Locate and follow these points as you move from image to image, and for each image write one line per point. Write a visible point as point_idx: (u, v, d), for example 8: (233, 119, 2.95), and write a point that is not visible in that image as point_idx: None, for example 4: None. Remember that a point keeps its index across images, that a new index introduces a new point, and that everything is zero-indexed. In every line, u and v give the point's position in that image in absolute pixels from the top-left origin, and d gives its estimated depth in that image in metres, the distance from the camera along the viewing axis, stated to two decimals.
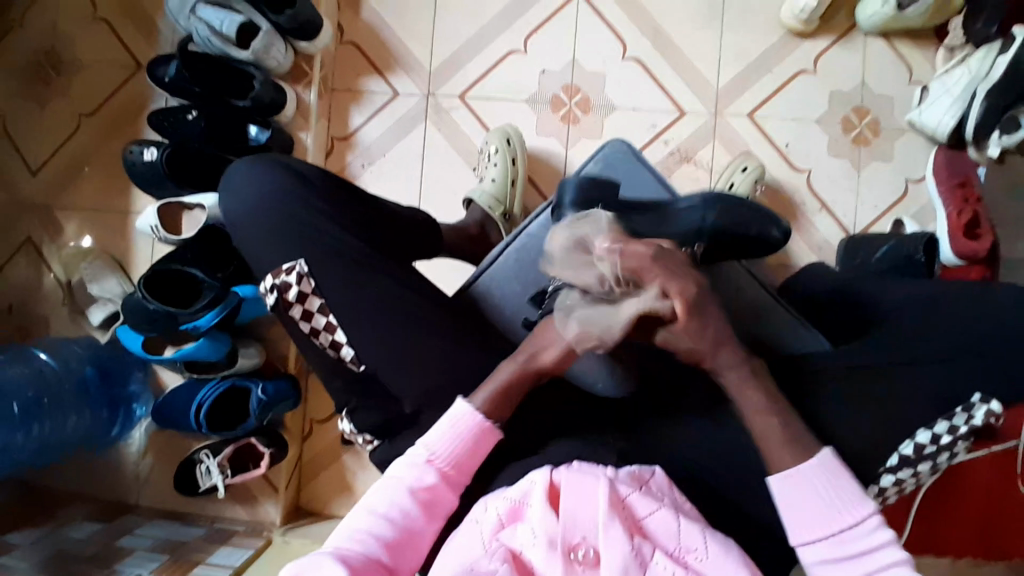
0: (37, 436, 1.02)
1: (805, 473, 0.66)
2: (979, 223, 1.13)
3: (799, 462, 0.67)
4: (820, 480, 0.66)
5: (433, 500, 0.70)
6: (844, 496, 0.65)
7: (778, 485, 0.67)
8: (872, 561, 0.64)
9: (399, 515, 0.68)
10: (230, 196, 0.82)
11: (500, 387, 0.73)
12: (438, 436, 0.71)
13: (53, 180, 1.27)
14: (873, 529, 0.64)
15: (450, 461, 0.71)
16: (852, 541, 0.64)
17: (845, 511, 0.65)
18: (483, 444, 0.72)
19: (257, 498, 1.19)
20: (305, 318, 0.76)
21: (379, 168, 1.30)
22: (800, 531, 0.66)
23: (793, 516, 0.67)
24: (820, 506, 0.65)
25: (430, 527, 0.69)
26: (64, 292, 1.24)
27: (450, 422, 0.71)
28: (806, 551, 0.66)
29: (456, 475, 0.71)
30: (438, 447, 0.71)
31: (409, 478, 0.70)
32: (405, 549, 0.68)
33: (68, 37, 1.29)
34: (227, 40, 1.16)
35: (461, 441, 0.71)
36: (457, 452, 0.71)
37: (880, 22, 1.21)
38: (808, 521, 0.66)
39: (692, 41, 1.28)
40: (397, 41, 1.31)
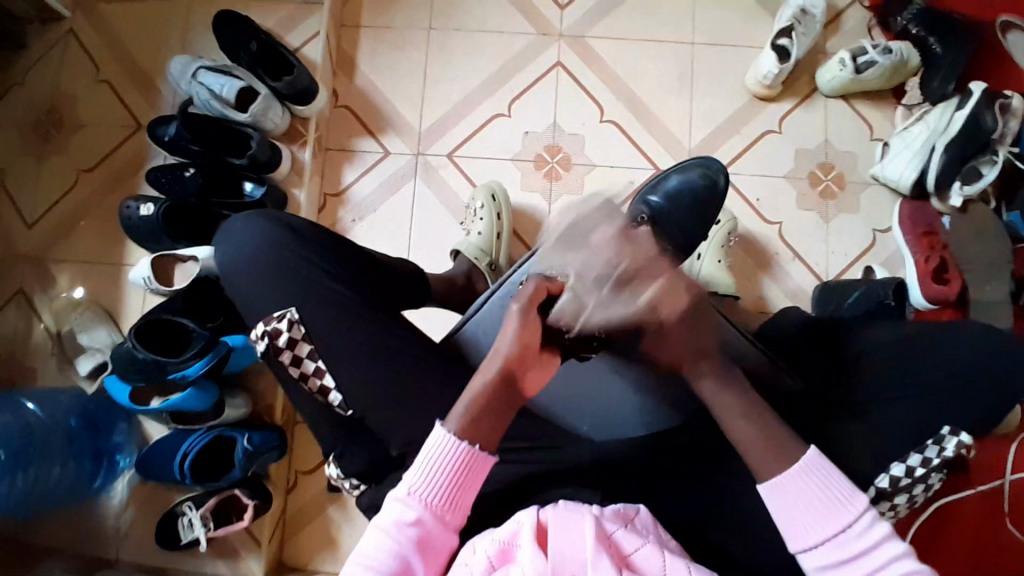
0: (21, 484, 1.03)
1: (789, 480, 0.69)
2: (947, 268, 1.21)
3: (785, 470, 0.70)
4: (806, 483, 0.69)
5: (423, 539, 0.67)
6: (837, 496, 0.68)
7: (768, 491, 0.70)
8: (877, 564, 0.66)
9: (395, 559, 0.66)
10: (226, 247, 0.85)
11: (475, 411, 0.71)
12: (418, 471, 0.69)
13: (48, 234, 1.30)
14: (873, 526, 0.67)
15: (434, 494, 0.69)
16: (850, 548, 0.67)
17: (840, 509, 0.68)
18: (472, 468, 0.70)
19: (239, 552, 1.16)
20: (295, 362, 0.78)
21: (370, 221, 1.34)
22: (797, 537, 0.68)
23: (789, 525, 0.69)
24: (811, 512, 0.68)
25: (426, 570, 0.67)
26: (53, 340, 1.24)
27: (428, 453, 0.69)
28: (806, 558, 0.68)
29: (444, 507, 0.69)
30: (419, 483, 0.69)
31: (396, 518, 0.67)
32: None
33: (72, 98, 1.35)
34: (227, 103, 1.24)
35: (441, 470, 0.69)
36: (442, 485, 0.69)
37: (838, 85, 1.31)
38: (809, 527, 0.68)
39: (664, 104, 1.37)
40: (389, 103, 1.39)
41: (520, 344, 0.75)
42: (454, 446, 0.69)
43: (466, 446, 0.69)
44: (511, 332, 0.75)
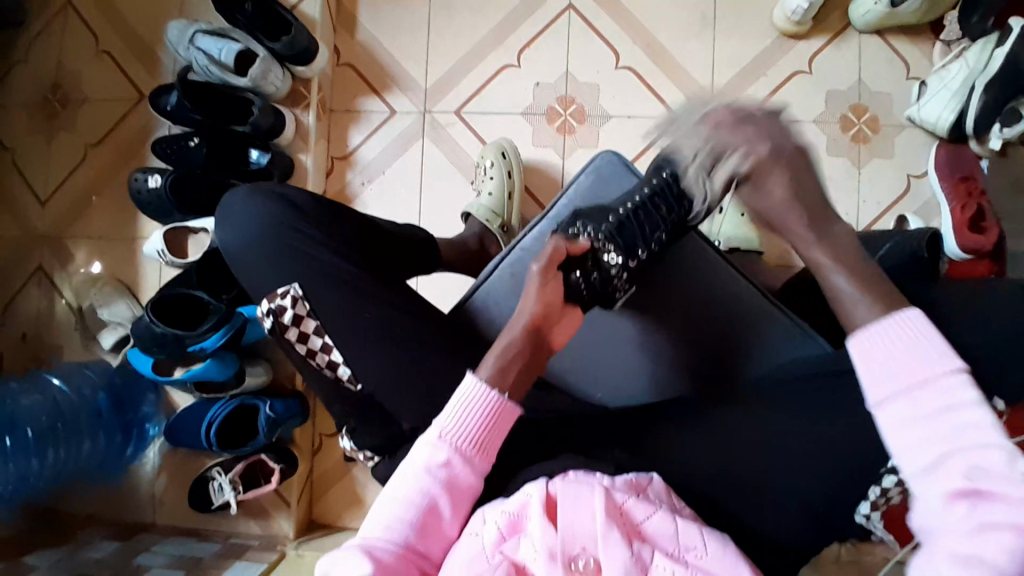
0: (54, 460, 1.08)
1: (880, 331, 0.58)
2: (984, 218, 1.13)
3: (873, 321, 0.59)
4: (899, 337, 0.57)
5: (456, 482, 0.67)
6: (925, 349, 0.55)
7: (858, 343, 0.58)
8: (956, 425, 0.52)
9: (423, 501, 0.65)
10: (228, 223, 0.84)
11: (507, 366, 0.72)
12: (450, 415, 0.69)
13: (64, 210, 1.31)
14: (960, 386, 0.53)
15: (465, 439, 0.68)
16: (933, 399, 0.54)
17: (928, 363, 0.55)
18: (501, 417, 0.70)
19: (270, 513, 1.21)
20: (302, 340, 0.77)
21: (379, 185, 1.32)
22: (875, 380, 0.56)
23: (867, 371, 0.57)
24: (890, 359, 0.56)
25: (457, 511, 0.67)
26: (75, 317, 1.27)
27: (459, 402, 0.69)
28: (882, 413, 0.56)
29: (475, 452, 0.68)
30: (450, 427, 0.68)
31: (426, 463, 0.67)
32: (433, 539, 0.65)
33: (73, 70, 1.33)
34: (225, 68, 1.19)
35: (474, 415, 0.68)
36: (472, 428, 0.68)
37: (873, 20, 1.21)
38: (888, 372, 0.56)
39: (683, 48, 1.29)
40: (392, 60, 1.33)
41: (542, 303, 0.76)
42: (487, 396, 0.69)
43: (500, 401, 0.70)
44: (533, 293, 0.76)
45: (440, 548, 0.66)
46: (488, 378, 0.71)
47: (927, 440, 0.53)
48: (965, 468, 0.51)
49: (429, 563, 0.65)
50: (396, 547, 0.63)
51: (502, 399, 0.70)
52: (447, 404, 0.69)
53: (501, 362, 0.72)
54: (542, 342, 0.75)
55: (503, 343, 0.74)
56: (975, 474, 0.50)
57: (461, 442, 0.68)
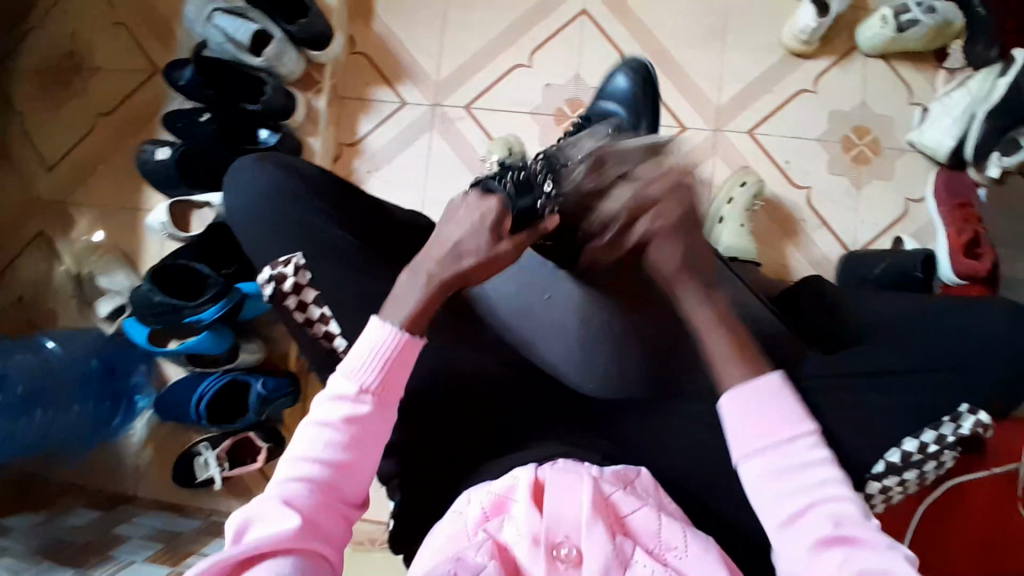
0: (41, 421, 1.07)
1: (751, 391, 0.66)
2: (979, 244, 1.15)
3: (743, 379, 0.68)
4: (768, 399, 0.66)
5: (368, 420, 0.67)
6: (783, 413, 0.66)
7: (729, 400, 0.67)
8: (814, 484, 0.63)
9: (337, 446, 0.65)
10: (237, 192, 0.85)
11: (422, 307, 0.70)
12: (360, 362, 0.68)
13: (68, 177, 1.31)
14: (811, 446, 0.64)
15: (380, 382, 0.68)
16: (791, 458, 0.64)
17: (782, 427, 0.65)
18: (409, 358, 0.69)
19: (253, 493, 1.21)
20: (300, 308, 0.77)
21: (384, 174, 1.33)
22: (745, 445, 0.66)
23: (734, 430, 0.67)
24: (756, 424, 0.66)
25: (371, 452, 0.67)
26: (74, 284, 1.27)
27: (364, 351, 0.68)
28: (745, 470, 0.65)
29: (388, 393, 0.68)
30: (356, 374, 0.67)
31: (338, 412, 0.66)
32: (351, 483, 0.66)
33: (89, 40, 1.34)
34: (241, 47, 1.21)
35: (376, 360, 0.68)
36: (379, 375, 0.68)
37: (879, 45, 1.24)
38: (749, 438, 0.66)
39: (692, 59, 1.31)
40: (406, 53, 1.35)
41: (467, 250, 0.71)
42: (391, 337, 0.68)
43: (404, 334, 0.68)
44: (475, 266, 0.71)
45: (356, 487, 0.66)
46: (395, 315, 0.69)
47: (785, 490, 0.63)
48: (825, 515, 0.61)
49: (348, 505, 0.65)
50: (315, 492, 0.64)
51: (404, 333, 0.68)
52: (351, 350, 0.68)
53: (415, 297, 0.70)
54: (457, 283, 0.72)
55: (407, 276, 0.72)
56: (838, 523, 0.60)
57: (366, 384, 0.67)
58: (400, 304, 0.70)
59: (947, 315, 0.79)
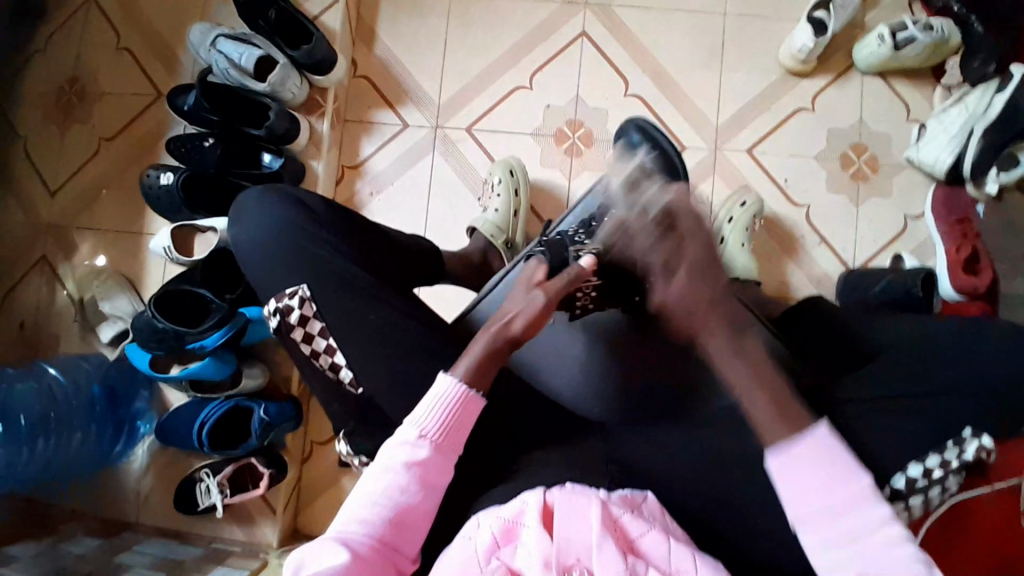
0: (43, 450, 1.06)
1: (798, 452, 0.64)
2: (978, 260, 1.16)
3: (793, 437, 0.64)
4: (815, 456, 0.63)
5: (428, 466, 0.69)
6: (839, 471, 0.63)
7: (776, 461, 0.64)
8: (871, 540, 0.61)
9: (399, 496, 0.67)
10: (243, 221, 0.85)
11: (481, 364, 0.73)
12: (426, 412, 0.70)
13: (70, 202, 1.32)
14: (871, 504, 0.62)
15: (442, 434, 0.70)
16: (848, 519, 0.62)
17: (839, 485, 0.62)
18: (471, 413, 0.72)
19: (255, 519, 1.19)
20: (308, 340, 0.78)
21: (386, 196, 1.33)
22: (800, 504, 0.63)
23: (789, 490, 0.64)
24: (811, 483, 0.63)
25: (429, 501, 0.69)
26: (75, 308, 1.27)
27: (431, 401, 0.71)
28: (803, 528, 0.63)
29: (450, 446, 0.70)
30: (424, 423, 0.70)
31: (402, 460, 0.68)
32: (406, 534, 0.67)
33: (92, 66, 1.35)
34: (245, 73, 1.21)
35: (444, 409, 0.70)
36: (444, 424, 0.70)
37: (876, 63, 1.25)
38: (804, 497, 0.63)
39: (691, 78, 1.32)
40: (408, 75, 1.36)
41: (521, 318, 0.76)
42: (455, 390, 0.71)
43: (467, 390, 0.71)
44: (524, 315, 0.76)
45: (412, 542, 0.67)
46: (457, 370, 0.72)
47: (843, 550, 0.61)
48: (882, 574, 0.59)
49: (401, 558, 0.66)
50: (371, 539, 0.65)
51: (471, 390, 0.71)
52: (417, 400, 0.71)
53: (475, 357, 0.73)
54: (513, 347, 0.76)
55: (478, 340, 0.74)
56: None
57: (427, 429, 0.70)
58: (463, 364, 0.73)
59: (950, 336, 0.80)
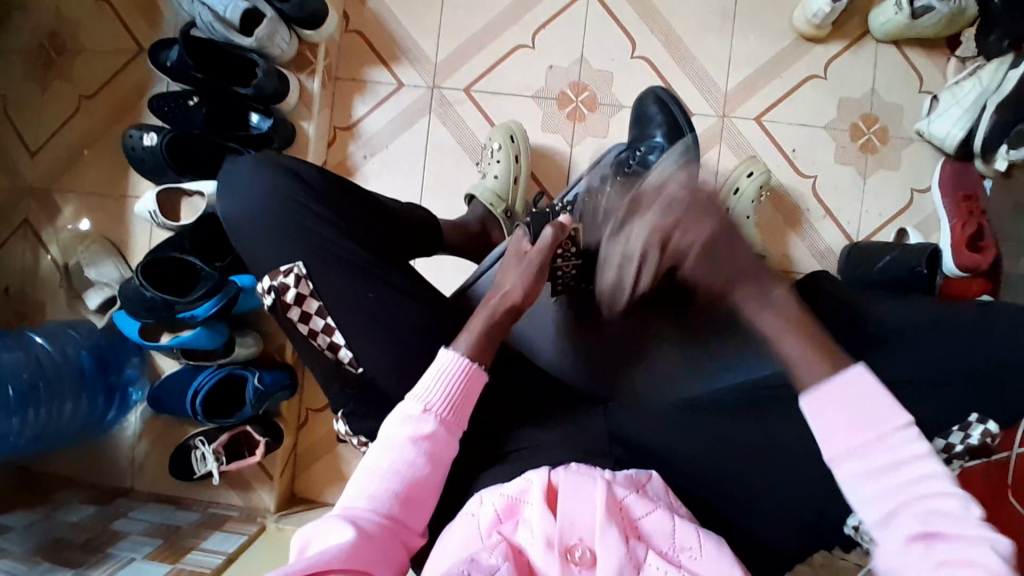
0: (34, 420, 1.04)
1: (836, 389, 0.60)
2: (982, 237, 1.14)
3: (827, 378, 0.61)
4: (854, 394, 0.59)
5: (434, 440, 0.67)
6: (876, 408, 0.58)
7: (811, 404, 0.61)
8: (912, 477, 0.56)
9: (406, 472, 0.65)
10: (229, 192, 0.81)
11: (481, 339, 0.72)
12: (429, 387, 0.69)
13: (51, 162, 1.26)
14: (911, 441, 0.57)
15: (447, 409, 0.69)
16: (886, 456, 0.57)
17: (876, 423, 0.58)
18: (474, 387, 0.71)
19: (252, 485, 1.20)
20: (304, 319, 0.75)
21: (382, 159, 1.28)
22: (839, 439, 0.59)
23: (825, 432, 0.60)
24: (852, 421, 0.59)
25: (435, 476, 0.67)
26: (61, 274, 1.23)
27: (435, 373, 0.70)
28: (840, 470, 0.59)
29: (456, 421, 0.69)
30: (429, 397, 0.68)
31: (407, 435, 0.67)
32: (414, 510, 0.65)
33: (67, 15, 1.26)
34: (229, 26, 1.13)
35: (450, 382, 0.69)
36: (451, 397, 0.69)
37: (893, 30, 1.20)
38: (841, 438, 0.59)
39: (701, 41, 1.27)
40: (403, 32, 1.29)
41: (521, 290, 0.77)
42: (459, 364, 0.70)
43: (466, 363, 0.70)
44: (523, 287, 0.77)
45: (419, 517, 0.65)
46: (457, 345, 0.72)
47: (883, 489, 0.57)
48: (920, 513, 0.55)
49: (411, 534, 0.64)
50: (378, 516, 0.63)
51: (469, 362, 0.70)
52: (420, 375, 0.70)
53: (474, 330, 0.73)
54: (513, 316, 0.76)
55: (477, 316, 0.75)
56: (931, 519, 0.54)
57: (431, 404, 0.68)
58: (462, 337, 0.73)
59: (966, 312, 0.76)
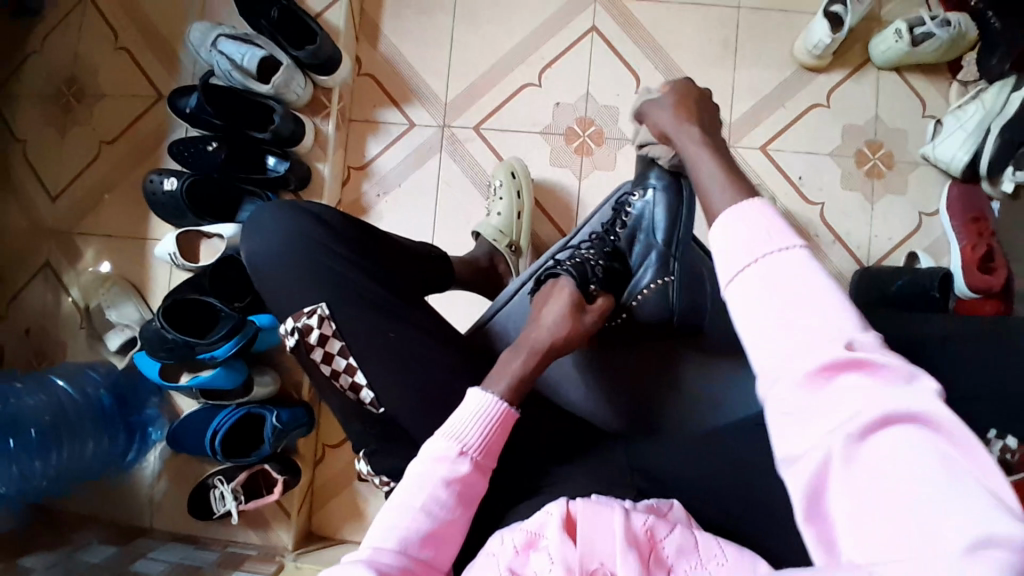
0: (58, 462, 1.06)
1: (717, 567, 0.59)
2: (993, 258, 1.14)
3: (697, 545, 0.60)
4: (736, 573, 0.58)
5: (464, 482, 0.67)
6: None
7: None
8: None
9: (438, 513, 0.64)
10: (255, 237, 0.84)
11: (516, 379, 0.73)
12: (465, 427, 0.69)
13: (75, 207, 1.30)
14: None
15: (482, 452, 0.68)
16: None
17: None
18: (506, 428, 0.71)
19: (270, 523, 1.20)
20: (327, 360, 0.76)
21: (394, 197, 1.31)
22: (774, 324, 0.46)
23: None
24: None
25: (462, 517, 0.66)
26: (82, 315, 1.26)
27: (473, 414, 0.69)
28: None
29: (488, 464, 0.69)
30: (469, 441, 0.68)
31: (441, 476, 0.66)
32: (441, 554, 0.64)
33: (92, 68, 1.32)
34: (247, 74, 1.19)
35: (488, 425, 0.69)
36: (487, 438, 0.69)
37: (893, 58, 1.22)
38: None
39: (704, 73, 1.29)
40: (414, 73, 1.33)
41: (555, 334, 0.76)
42: (492, 405, 0.70)
43: (500, 402, 0.70)
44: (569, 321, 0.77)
45: (445, 560, 0.64)
46: (494, 387, 0.72)
47: None
48: None
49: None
50: (405, 557, 0.61)
51: (505, 404, 0.70)
52: (454, 414, 0.70)
53: (513, 372, 0.73)
54: (553, 355, 0.76)
55: (510, 354, 0.76)
56: None
57: (468, 445, 0.68)
58: (498, 375, 0.73)
59: None
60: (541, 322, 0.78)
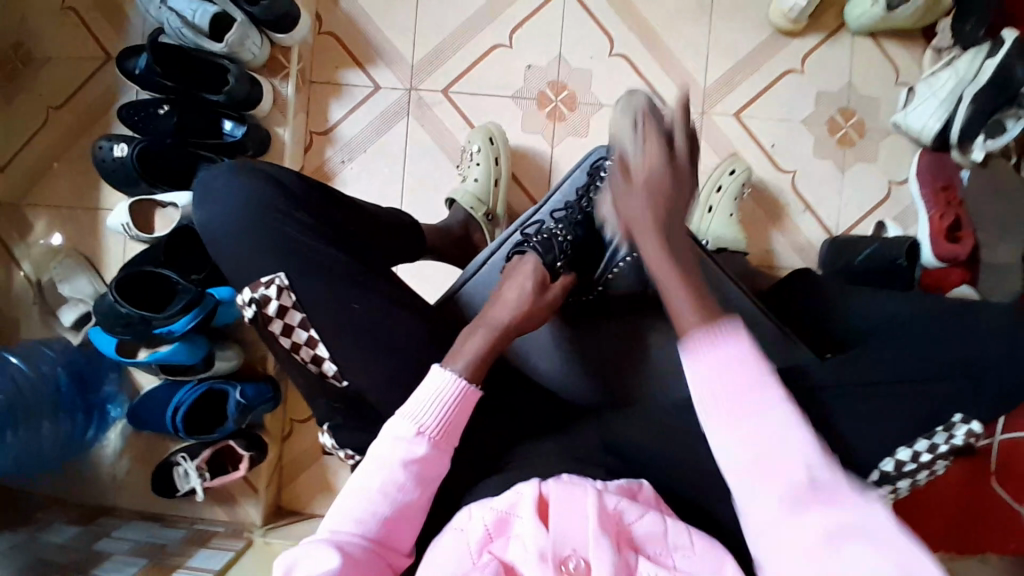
0: (14, 443, 1.01)
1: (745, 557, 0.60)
2: (960, 226, 1.16)
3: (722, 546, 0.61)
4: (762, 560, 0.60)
5: (424, 463, 0.65)
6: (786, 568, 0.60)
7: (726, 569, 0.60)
8: None
9: (396, 495, 0.64)
10: (204, 205, 0.78)
11: (478, 357, 0.71)
12: (423, 408, 0.67)
13: (18, 176, 1.22)
14: None
15: (442, 431, 0.66)
16: None
17: None
18: (467, 407, 0.69)
19: (237, 499, 1.18)
20: (287, 333, 0.73)
21: (360, 163, 1.26)
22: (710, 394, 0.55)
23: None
24: None
25: (421, 497, 0.65)
26: (35, 291, 1.19)
27: (431, 393, 0.67)
28: None
29: (447, 443, 0.67)
30: (427, 421, 0.66)
31: (400, 458, 0.64)
32: (401, 532, 0.64)
33: (32, 24, 1.23)
34: (200, 32, 1.11)
35: (447, 407, 0.67)
36: (447, 418, 0.67)
37: (868, 23, 1.20)
38: None
39: (680, 36, 1.26)
40: (378, 33, 1.27)
41: (519, 310, 0.75)
42: (455, 386, 0.68)
43: (462, 381, 0.68)
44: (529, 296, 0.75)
45: (406, 538, 0.65)
46: (454, 364, 0.70)
47: None
48: None
49: (395, 555, 0.64)
50: (364, 540, 0.62)
51: (468, 384, 0.68)
52: (413, 394, 0.68)
53: (474, 349, 0.71)
54: (516, 332, 0.75)
55: (474, 329, 0.73)
56: None
57: (426, 426, 0.66)
58: (459, 353, 0.71)
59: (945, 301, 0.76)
60: (504, 295, 0.76)
